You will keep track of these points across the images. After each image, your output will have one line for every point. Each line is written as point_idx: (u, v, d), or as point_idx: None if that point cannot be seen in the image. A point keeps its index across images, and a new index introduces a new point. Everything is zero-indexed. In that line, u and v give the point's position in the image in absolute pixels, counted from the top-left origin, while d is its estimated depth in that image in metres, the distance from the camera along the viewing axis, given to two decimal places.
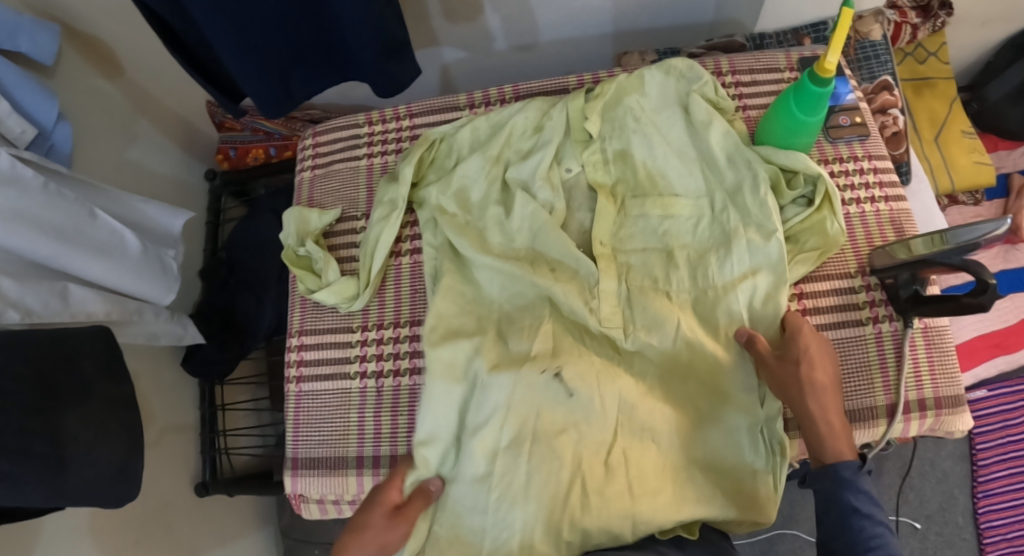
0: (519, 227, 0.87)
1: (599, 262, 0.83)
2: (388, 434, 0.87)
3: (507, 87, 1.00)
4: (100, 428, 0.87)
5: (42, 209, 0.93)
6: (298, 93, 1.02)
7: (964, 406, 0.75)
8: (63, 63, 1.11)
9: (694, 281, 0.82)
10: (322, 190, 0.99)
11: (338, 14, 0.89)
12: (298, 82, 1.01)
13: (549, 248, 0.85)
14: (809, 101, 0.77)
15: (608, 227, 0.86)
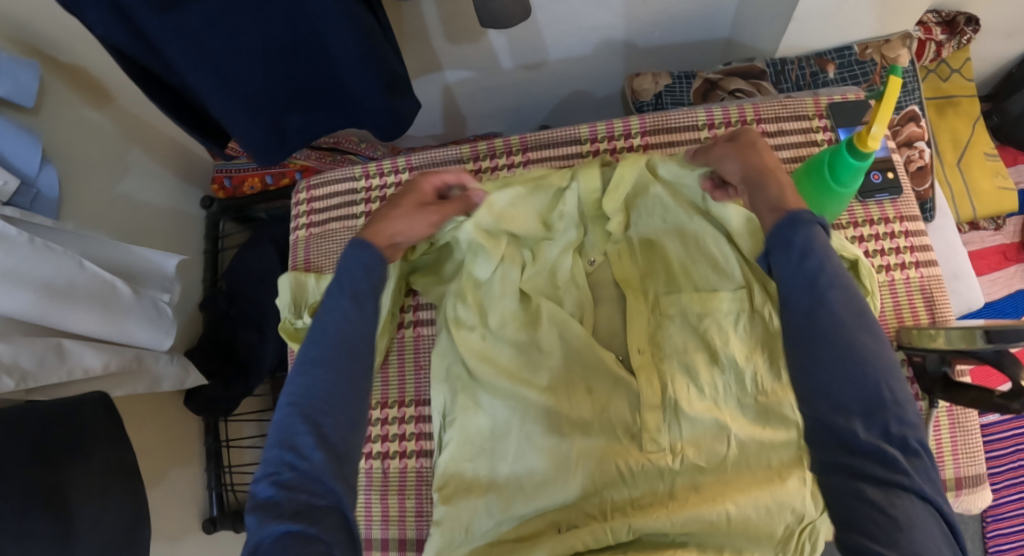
0: (546, 335, 0.84)
1: (639, 375, 0.79)
2: (411, 515, 0.91)
3: (514, 138, 0.96)
4: (104, 503, 0.85)
5: (29, 267, 0.90)
6: (293, 142, 0.97)
7: (985, 484, 0.74)
8: (48, 99, 1.06)
9: (741, 384, 0.78)
10: (318, 252, 0.90)
11: (332, 56, 0.83)
12: (293, 130, 0.95)
13: (578, 354, 0.82)
14: (845, 171, 0.72)
15: (643, 332, 0.83)
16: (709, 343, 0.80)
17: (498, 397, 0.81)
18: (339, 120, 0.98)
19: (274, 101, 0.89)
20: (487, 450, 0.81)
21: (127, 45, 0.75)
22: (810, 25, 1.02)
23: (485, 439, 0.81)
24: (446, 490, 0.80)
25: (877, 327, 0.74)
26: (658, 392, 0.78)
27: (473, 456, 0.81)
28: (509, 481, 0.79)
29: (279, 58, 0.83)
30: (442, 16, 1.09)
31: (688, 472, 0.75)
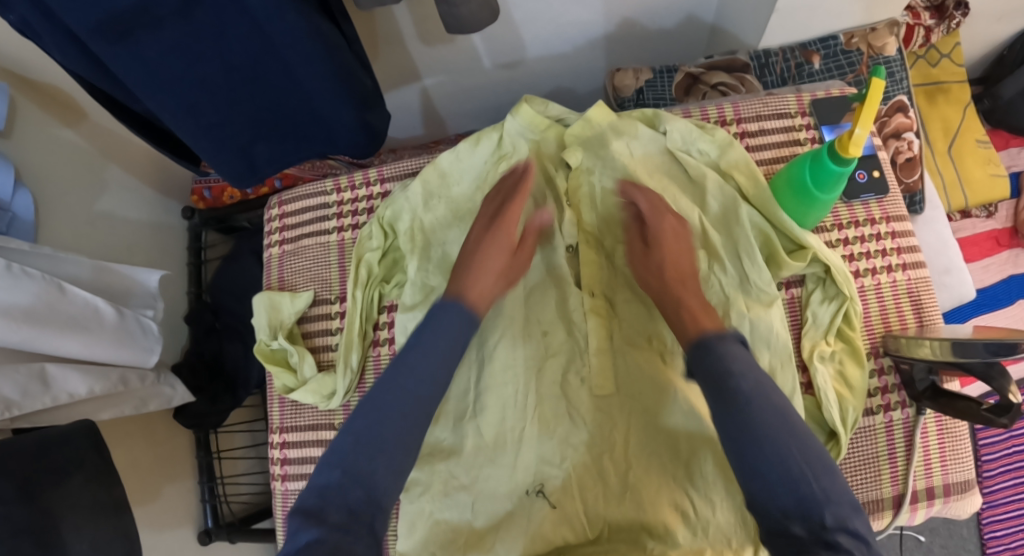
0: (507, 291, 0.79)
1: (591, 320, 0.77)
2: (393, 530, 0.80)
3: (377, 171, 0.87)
4: (93, 533, 0.85)
5: (6, 295, 0.88)
6: (264, 171, 0.94)
7: (974, 490, 0.73)
8: (18, 120, 1.04)
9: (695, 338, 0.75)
10: (292, 269, 0.85)
11: (300, 80, 0.80)
12: (263, 160, 0.93)
13: (540, 313, 0.79)
14: (825, 178, 0.70)
15: (599, 278, 0.79)
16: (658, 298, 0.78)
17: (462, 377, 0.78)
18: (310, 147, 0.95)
19: (241, 131, 0.86)
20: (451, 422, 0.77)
21: (89, 72, 0.73)
22: (791, 18, 1.00)
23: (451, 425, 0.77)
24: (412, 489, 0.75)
25: (858, 335, 0.73)
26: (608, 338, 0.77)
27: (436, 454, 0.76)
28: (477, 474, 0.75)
29: (243, 88, 0.81)
30: (415, 19, 1.06)
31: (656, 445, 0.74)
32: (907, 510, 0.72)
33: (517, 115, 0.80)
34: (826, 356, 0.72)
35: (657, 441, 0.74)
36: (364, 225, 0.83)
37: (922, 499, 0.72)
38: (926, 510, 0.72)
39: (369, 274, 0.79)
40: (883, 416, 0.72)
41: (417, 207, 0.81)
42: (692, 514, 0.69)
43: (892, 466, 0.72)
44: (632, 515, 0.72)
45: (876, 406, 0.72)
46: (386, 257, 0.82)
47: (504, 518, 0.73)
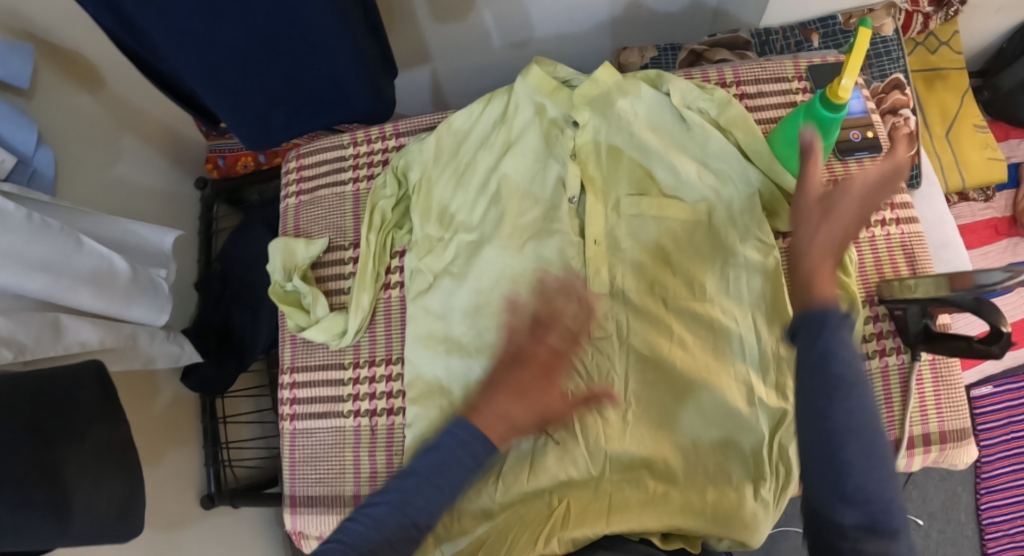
0: (511, 240, 0.79)
1: (591, 267, 0.78)
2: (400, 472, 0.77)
3: (388, 125, 0.91)
4: (98, 471, 0.87)
5: (26, 245, 0.89)
6: (278, 135, 0.94)
7: (970, 440, 0.74)
8: (40, 83, 1.05)
9: (689, 288, 0.76)
10: (308, 218, 0.88)
11: (317, 47, 0.78)
12: (278, 124, 0.92)
13: (542, 260, 0.78)
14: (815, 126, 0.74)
15: (601, 227, 0.79)
16: (660, 249, 0.78)
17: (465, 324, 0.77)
18: (326, 116, 0.92)
19: (259, 95, 0.85)
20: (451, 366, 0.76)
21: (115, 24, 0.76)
22: None
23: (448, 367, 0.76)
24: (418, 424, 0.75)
25: (854, 282, 0.74)
26: (607, 284, 0.78)
27: (437, 393, 0.75)
28: (476, 416, 0.75)
29: (267, 56, 0.79)
30: None
31: (659, 394, 0.74)
32: (902, 454, 0.74)
33: (527, 75, 0.82)
34: None
35: (660, 391, 0.74)
36: (379, 176, 0.87)
37: (920, 443, 0.73)
38: (925, 456, 0.74)
39: (383, 219, 0.83)
40: (878, 360, 0.74)
41: (428, 160, 0.84)
42: (704, 469, 0.71)
43: (889, 410, 0.74)
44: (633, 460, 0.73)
45: (871, 351, 0.75)
46: (399, 206, 0.85)
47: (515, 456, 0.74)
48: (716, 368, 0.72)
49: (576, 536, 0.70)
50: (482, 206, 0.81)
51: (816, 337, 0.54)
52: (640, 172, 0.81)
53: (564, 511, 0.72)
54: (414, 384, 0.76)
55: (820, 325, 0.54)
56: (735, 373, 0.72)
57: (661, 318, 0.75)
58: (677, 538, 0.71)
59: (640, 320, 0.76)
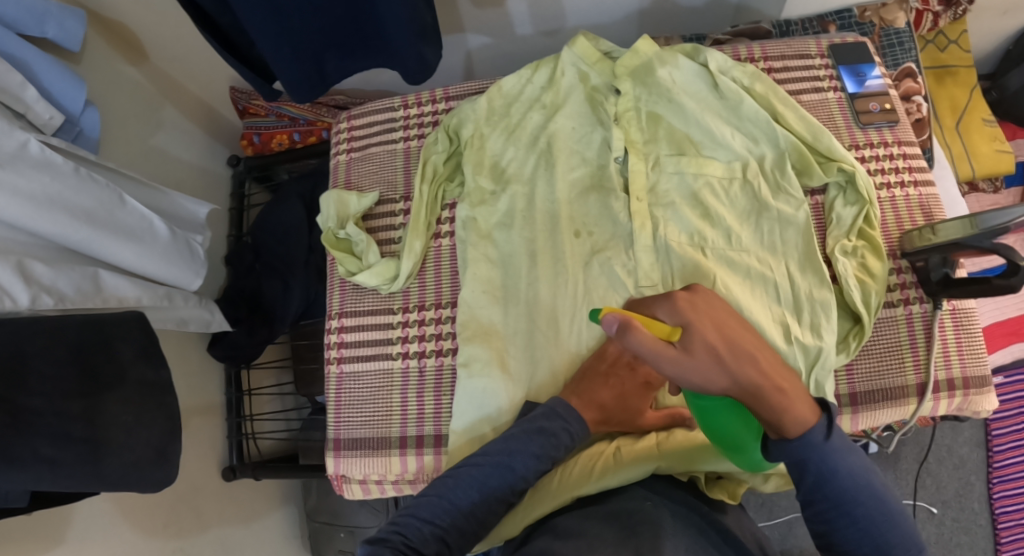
0: (561, 196, 0.81)
1: (636, 220, 0.78)
2: (449, 411, 0.79)
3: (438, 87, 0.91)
4: (138, 411, 0.91)
5: (73, 195, 0.92)
6: (332, 82, 1.00)
7: (990, 387, 0.81)
8: (89, 52, 1.09)
9: (727, 239, 0.78)
10: (359, 173, 0.91)
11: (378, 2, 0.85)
12: (332, 73, 0.98)
13: (587, 212, 0.81)
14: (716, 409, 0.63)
15: (643, 183, 0.80)
16: (702, 201, 0.80)
17: (517, 273, 0.79)
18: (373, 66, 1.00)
19: (319, 41, 0.91)
20: (504, 309, 0.78)
21: None
22: None
23: (500, 311, 0.78)
24: (472, 365, 0.76)
25: (878, 235, 0.80)
26: (651, 234, 0.78)
27: (490, 335, 0.77)
28: (520, 357, 0.76)
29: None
30: None
31: None
32: (931, 398, 0.80)
33: (573, 45, 0.83)
34: (848, 249, 0.79)
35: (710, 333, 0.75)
36: (430, 134, 0.88)
37: (953, 386, 0.80)
38: (960, 399, 0.80)
39: (435, 172, 0.85)
40: (904, 307, 0.81)
41: (479, 118, 0.85)
42: None
43: (914, 350, 0.80)
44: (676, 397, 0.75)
45: (906, 299, 0.82)
46: (451, 160, 0.87)
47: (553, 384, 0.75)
48: (759, 314, 0.74)
49: (631, 473, 0.65)
50: (530, 164, 0.84)
51: (808, 465, 0.58)
52: (680, 136, 0.83)
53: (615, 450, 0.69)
54: (467, 325, 0.77)
55: (806, 444, 0.58)
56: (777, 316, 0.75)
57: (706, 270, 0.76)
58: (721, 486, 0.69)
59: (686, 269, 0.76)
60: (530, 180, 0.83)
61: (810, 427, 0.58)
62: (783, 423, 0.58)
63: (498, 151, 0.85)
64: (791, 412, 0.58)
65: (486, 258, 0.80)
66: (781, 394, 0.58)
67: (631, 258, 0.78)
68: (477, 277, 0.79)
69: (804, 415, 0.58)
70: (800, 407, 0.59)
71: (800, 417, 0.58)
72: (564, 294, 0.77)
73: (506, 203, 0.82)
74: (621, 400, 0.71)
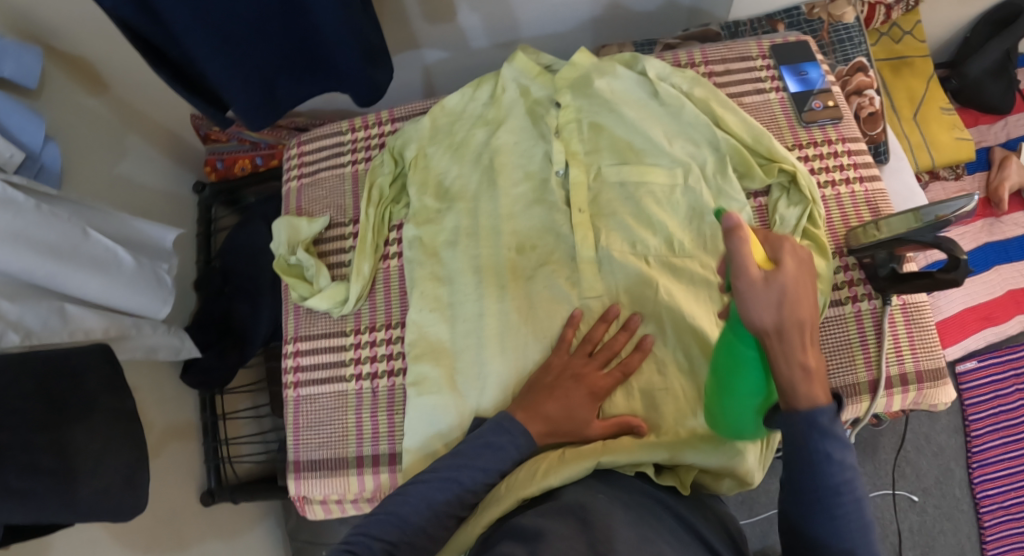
0: (506, 212, 0.82)
1: (577, 231, 0.79)
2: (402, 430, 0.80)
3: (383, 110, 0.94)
4: (106, 440, 0.87)
5: (36, 230, 0.89)
6: (285, 107, 0.98)
7: (945, 379, 0.80)
8: (49, 84, 1.08)
9: (669, 245, 0.79)
10: (309, 199, 0.92)
11: (322, 26, 0.84)
12: (283, 96, 0.96)
13: (529, 224, 0.82)
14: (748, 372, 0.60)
15: (585, 194, 0.81)
16: (645, 208, 0.80)
17: (465, 289, 0.80)
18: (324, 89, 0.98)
19: (268, 65, 0.90)
20: (452, 325, 0.79)
21: (132, 21, 0.78)
22: None
23: (449, 328, 0.80)
24: (423, 383, 0.77)
25: (823, 234, 0.80)
26: (593, 244, 0.79)
27: (439, 353, 0.79)
28: (469, 374, 0.77)
29: (276, 23, 0.86)
30: None
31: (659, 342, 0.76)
32: (884, 394, 0.80)
33: (512, 61, 0.85)
34: None
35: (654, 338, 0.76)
36: (376, 156, 0.90)
37: (907, 381, 0.80)
38: (914, 393, 0.81)
39: (381, 194, 0.87)
40: (853, 305, 0.82)
41: (422, 138, 0.87)
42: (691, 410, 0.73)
43: (864, 344, 0.81)
44: (624, 405, 0.74)
45: (858, 295, 0.82)
46: (396, 182, 0.89)
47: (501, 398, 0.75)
48: (701, 315, 0.74)
49: (571, 470, 0.65)
50: (474, 181, 0.85)
51: (807, 440, 0.55)
52: (623, 143, 0.84)
53: (560, 453, 0.68)
54: (415, 343, 0.79)
55: (811, 423, 0.55)
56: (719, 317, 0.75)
57: (647, 276, 0.77)
58: (670, 477, 0.68)
59: (630, 279, 0.77)
60: (474, 197, 0.84)
61: (819, 407, 0.55)
62: (794, 392, 0.55)
63: (443, 169, 0.87)
64: (805, 388, 0.55)
65: (434, 277, 0.82)
66: (806, 370, 0.55)
67: (574, 271, 0.79)
68: (423, 294, 0.81)
69: (816, 396, 0.55)
70: (816, 388, 0.56)
71: (810, 395, 0.55)
72: (510, 308, 0.78)
73: (452, 222, 0.84)
74: (566, 410, 0.70)
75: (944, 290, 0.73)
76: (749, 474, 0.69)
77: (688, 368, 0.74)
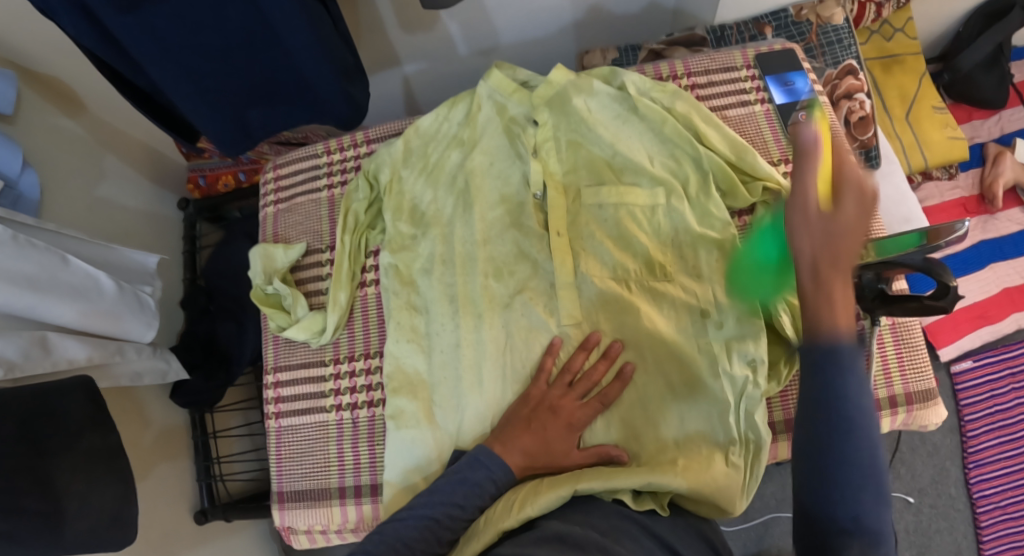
0: (483, 238, 0.81)
1: (556, 255, 0.78)
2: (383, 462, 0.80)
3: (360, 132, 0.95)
4: (89, 479, 0.86)
5: (14, 262, 0.85)
6: (258, 135, 0.97)
7: (935, 400, 0.80)
8: (23, 108, 1.06)
9: (650, 270, 0.77)
10: (286, 224, 0.93)
11: (290, 54, 0.82)
12: (256, 125, 0.94)
13: (505, 248, 0.81)
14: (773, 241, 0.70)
15: (563, 215, 0.80)
16: (625, 231, 0.79)
17: (442, 317, 0.79)
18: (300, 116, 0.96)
19: (240, 96, 0.88)
20: (430, 355, 0.79)
21: (98, 50, 0.76)
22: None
23: (426, 357, 0.79)
24: (400, 416, 0.77)
25: None
26: (571, 270, 0.77)
27: (417, 386, 0.78)
28: (448, 402, 0.76)
29: (246, 54, 0.83)
30: (394, 5, 1.05)
31: (639, 365, 0.74)
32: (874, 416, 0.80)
33: (486, 79, 0.82)
34: None
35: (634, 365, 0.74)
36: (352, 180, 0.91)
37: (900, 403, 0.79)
38: (903, 415, 0.80)
39: (356, 221, 0.86)
40: None
41: (396, 161, 0.86)
42: (672, 437, 0.72)
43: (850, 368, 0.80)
44: (604, 435, 0.73)
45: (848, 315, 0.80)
46: (372, 207, 0.88)
47: (481, 431, 0.74)
48: (679, 340, 0.74)
49: (547, 500, 0.63)
50: (449, 205, 0.84)
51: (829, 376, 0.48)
52: (602, 163, 0.82)
53: (536, 483, 0.66)
54: (393, 376, 0.79)
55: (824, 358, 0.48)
56: (698, 343, 0.74)
57: (627, 299, 0.76)
58: (649, 498, 0.67)
59: (614, 307, 0.76)
60: (448, 221, 0.83)
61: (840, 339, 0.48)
62: (815, 315, 0.49)
63: (419, 192, 0.85)
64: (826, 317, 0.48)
65: (411, 307, 0.81)
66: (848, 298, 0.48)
67: (553, 298, 0.78)
68: (400, 324, 0.80)
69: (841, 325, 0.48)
70: (842, 314, 0.48)
71: (832, 321, 0.48)
72: (488, 336, 0.77)
73: (428, 249, 0.82)
74: (541, 443, 0.68)
75: (934, 314, 0.72)
76: (729, 501, 0.67)
77: (666, 395, 0.73)
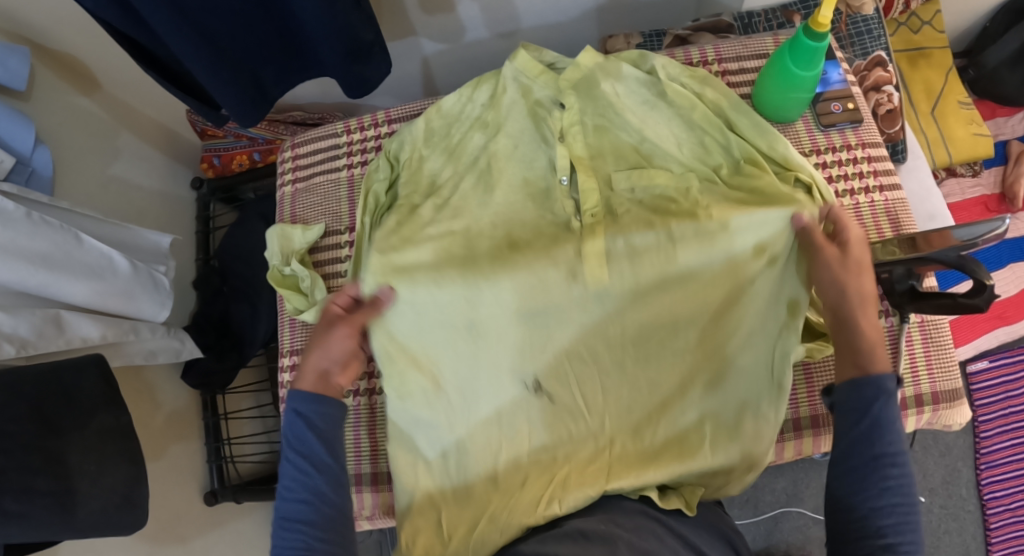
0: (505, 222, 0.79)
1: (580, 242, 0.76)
2: None
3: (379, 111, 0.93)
4: (101, 459, 0.85)
5: (28, 241, 0.84)
6: (275, 95, 0.94)
7: (962, 400, 0.79)
8: (37, 84, 1.04)
9: None
10: (305, 205, 0.92)
11: (302, 19, 0.79)
12: (272, 83, 0.92)
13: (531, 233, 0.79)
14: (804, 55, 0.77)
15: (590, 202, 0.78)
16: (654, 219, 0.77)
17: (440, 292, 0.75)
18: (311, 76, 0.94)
19: (253, 55, 0.86)
20: (431, 329, 0.76)
21: (118, 24, 0.74)
22: None
23: (428, 332, 0.76)
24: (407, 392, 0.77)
25: None
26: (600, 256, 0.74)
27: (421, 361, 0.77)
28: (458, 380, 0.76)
29: (259, 11, 0.81)
30: None
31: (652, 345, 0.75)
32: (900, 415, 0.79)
33: (512, 60, 0.80)
34: None
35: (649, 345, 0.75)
36: (373, 160, 0.90)
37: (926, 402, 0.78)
38: (929, 414, 0.79)
39: (376, 203, 0.85)
40: None
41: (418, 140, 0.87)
42: (684, 415, 0.75)
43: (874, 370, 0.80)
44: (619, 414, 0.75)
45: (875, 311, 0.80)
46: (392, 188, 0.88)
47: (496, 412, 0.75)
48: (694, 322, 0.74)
49: (576, 500, 0.70)
50: (473, 189, 0.82)
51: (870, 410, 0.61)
52: (630, 149, 0.80)
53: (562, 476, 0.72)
54: (391, 355, 0.76)
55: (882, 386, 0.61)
56: (713, 323, 0.74)
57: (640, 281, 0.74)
58: (676, 499, 0.70)
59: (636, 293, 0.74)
60: (467, 202, 0.81)
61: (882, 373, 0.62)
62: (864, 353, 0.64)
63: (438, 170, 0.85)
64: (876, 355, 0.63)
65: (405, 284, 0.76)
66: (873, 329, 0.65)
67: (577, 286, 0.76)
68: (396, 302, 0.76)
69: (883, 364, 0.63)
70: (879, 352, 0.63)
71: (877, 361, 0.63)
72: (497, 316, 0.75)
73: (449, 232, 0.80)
74: None
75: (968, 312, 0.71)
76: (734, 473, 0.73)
77: (678, 375, 0.75)
